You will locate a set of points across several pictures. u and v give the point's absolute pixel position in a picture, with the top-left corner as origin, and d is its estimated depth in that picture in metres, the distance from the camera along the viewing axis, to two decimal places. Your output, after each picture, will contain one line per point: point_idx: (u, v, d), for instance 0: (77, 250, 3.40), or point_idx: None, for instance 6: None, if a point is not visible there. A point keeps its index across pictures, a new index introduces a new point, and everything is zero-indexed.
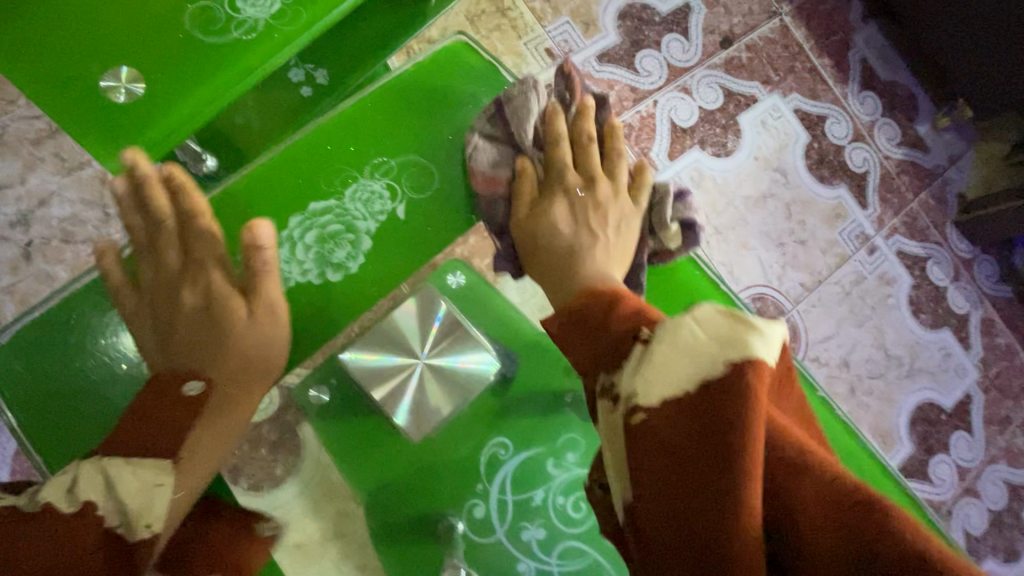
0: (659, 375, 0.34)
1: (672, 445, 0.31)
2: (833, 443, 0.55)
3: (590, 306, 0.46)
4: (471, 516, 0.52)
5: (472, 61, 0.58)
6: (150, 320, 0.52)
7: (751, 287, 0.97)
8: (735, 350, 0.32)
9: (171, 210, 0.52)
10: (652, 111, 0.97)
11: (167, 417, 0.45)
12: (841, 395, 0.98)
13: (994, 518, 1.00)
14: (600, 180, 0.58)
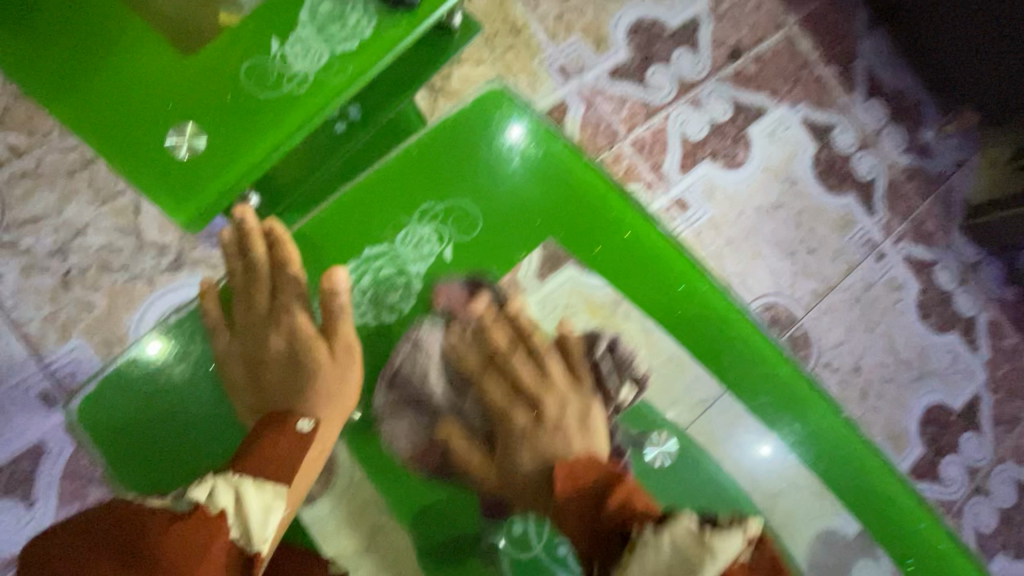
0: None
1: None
2: (844, 450, 0.60)
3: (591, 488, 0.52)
4: (511, 532, 0.55)
5: (508, 107, 0.60)
6: (242, 360, 0.57)
7: (763, 295, 0.99)
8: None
9: (266, 258, 0.57)
10: (664, 125, 1.00)
11: (277, 446, 0.51)
12: (853, 400, 1.00)
13: (1005, 516, 1.02)
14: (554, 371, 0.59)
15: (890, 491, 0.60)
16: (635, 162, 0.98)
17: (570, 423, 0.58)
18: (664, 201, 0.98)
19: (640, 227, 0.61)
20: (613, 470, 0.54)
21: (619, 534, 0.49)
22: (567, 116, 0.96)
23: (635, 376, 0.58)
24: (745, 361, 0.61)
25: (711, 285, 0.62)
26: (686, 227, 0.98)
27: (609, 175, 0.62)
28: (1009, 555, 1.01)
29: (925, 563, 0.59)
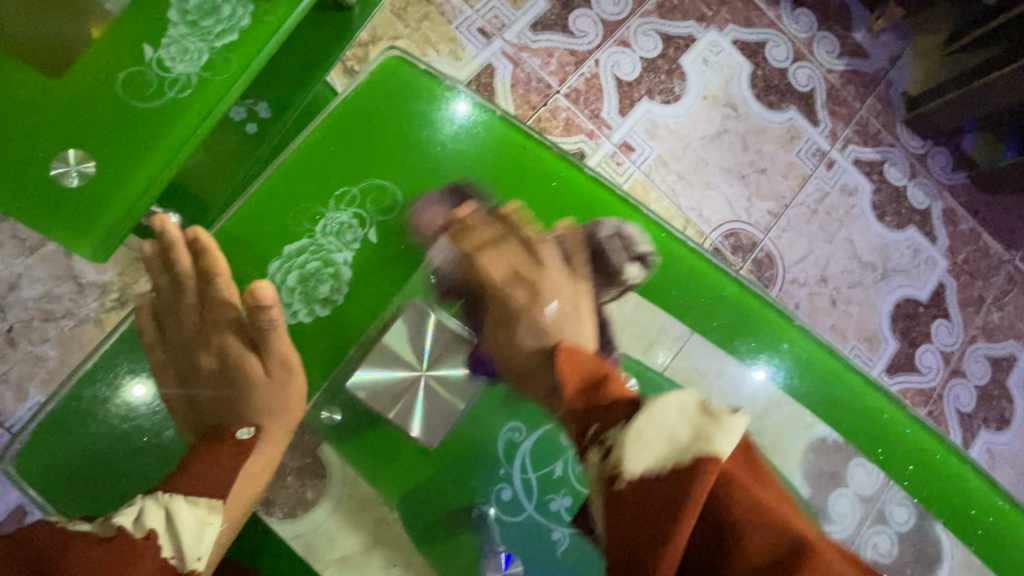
0: (642, 453, 0.43)
1: (646, 502, 0.42)
2: (808, 360, 0.62)
3: (578, 366, 0.52)
4: (499, 500, 0.57)
5: (411, 75, 0.60)
6: (173, 373, 0.57)
7: (721, 225, 1.00)
8: (701, 444, 0.42)
9: (192, 266, 0.56)
10: (595, 71, 0.98)
11: (223, 456, 0.53)
12: (824, 309, 1.02)
13: (983, 393, 1.06)
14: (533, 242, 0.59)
15: (850, 388, 0.62)
16: (573, 113, 0.96)
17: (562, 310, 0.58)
18: (609, 147, 0.97)
19: (564, 174, 0.61)
20: (600, 364, 0.52)
21: (618, 402, 0.48)
22: (496, 77, 0.94)
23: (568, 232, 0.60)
24: (691, 290, 0.61)
25: (649, 220, 0.61)
26: (635, 169, 0.97)
27: (528, 128, 0.62)
28: (991, 428, 1.06)
29: (892, 449, 0.61)
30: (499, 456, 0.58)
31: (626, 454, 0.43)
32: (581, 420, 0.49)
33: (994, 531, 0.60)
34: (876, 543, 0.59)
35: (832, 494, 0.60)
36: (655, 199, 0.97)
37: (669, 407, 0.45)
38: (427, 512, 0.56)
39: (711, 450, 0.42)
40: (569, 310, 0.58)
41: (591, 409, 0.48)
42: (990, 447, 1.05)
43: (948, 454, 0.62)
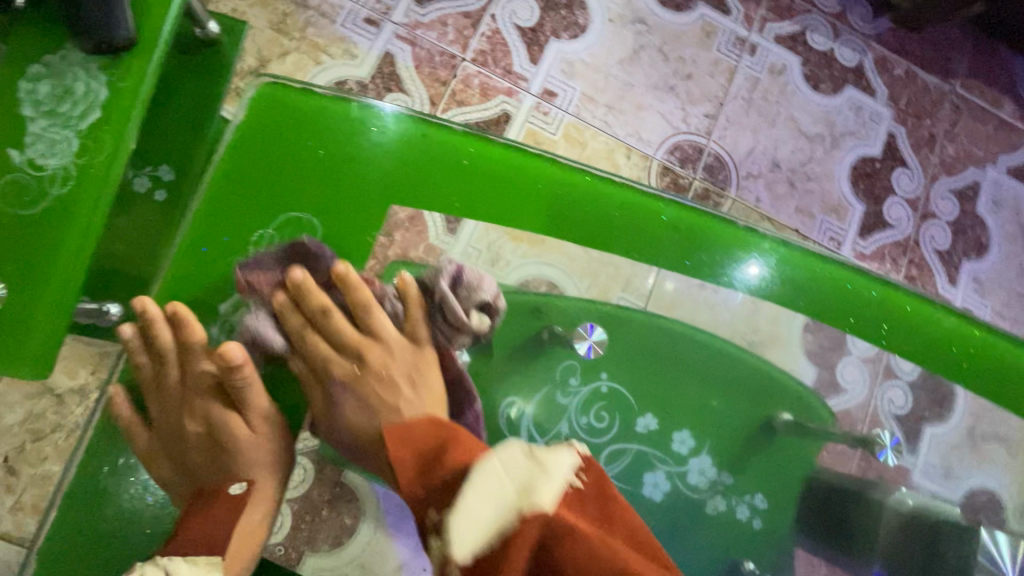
0: (472, 527, 0.44)
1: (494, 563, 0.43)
2: (766, 260, 0.62)
3: (421, 445, 0.53)
4: None
5: (286, 96, 0.56)
6: (164, 452, 0.55)
7: (664, 142, 0.98)
8: (523, 488, 0.45)
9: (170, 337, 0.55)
10: (494, 27, 0.95)
11: (219, 517, 0.52)
12: (785, 194, 1.02)
13: (956, 227, 1.08)
14: (370, 351, 0.60)
15: (817, 274, 0.62)
16: (485, 77, 0.93)
17: (400, 376, 0.59)
18: (532, 100, 0.94)
19: (477, 150, 0.59)
20: (428, 426, 0.54)
21: (441, 477, 0.49)
22: (397, 63, 0.91)
23: (483, 302, 0.55)
24: (639, 227, 0.60)
25: (588, 174, 0.60)
26: (564, 114, 0.95)
27: (425, 114, 0.60)
28: (973, 258, 1.08)
29: (873, 317, 0.62)
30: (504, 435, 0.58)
31: (454, 528, 0.44)
32: (432, 505, 0.48)
33: (1005, 378, 0.63)
34: (891, 397, 0.63)
35: (838, 365, 0.62)
36: (592, 136, 0.95)
37: (495, 464, 0.47)
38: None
39: (538, 502, 0.44)
40: (403, 379, 0.58)
41: (436, 494, 0.48)
42: (976, 276, 1.07)
43: (953, 317, 0.63)
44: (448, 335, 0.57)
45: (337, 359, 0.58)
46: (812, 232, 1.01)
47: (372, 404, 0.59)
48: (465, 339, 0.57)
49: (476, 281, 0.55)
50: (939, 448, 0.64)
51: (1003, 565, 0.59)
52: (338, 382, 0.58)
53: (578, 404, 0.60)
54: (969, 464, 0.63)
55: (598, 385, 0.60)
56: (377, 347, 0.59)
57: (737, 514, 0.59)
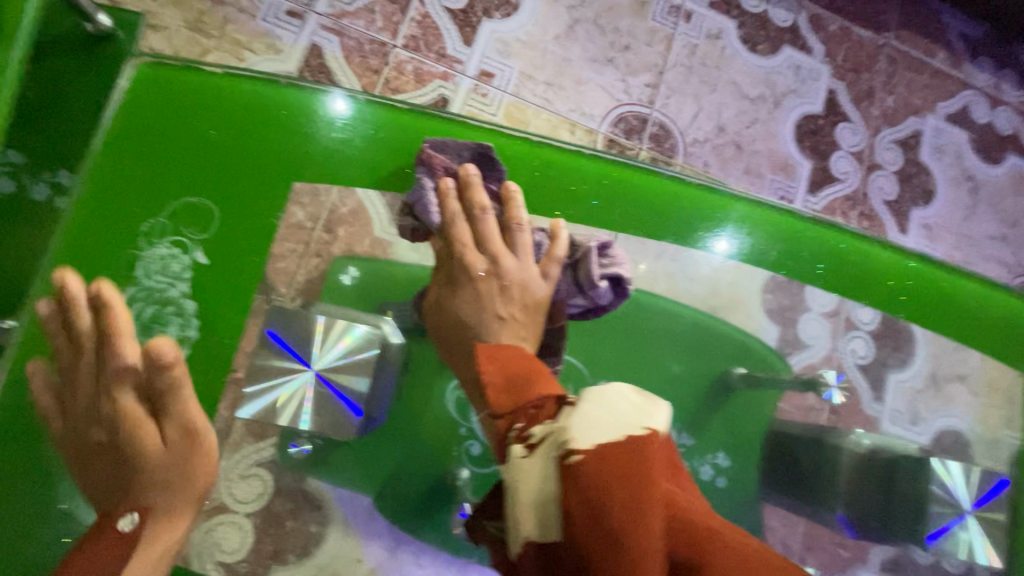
0: (594, 433, 0.41)
1: (609, 477, 0.38)
2: (686, 207, 0.62)
3: (519, 368, 0.51)
4: (471, 455, 0.59)
5: (164, 79, 0.58)
6: (77, 456, 0.54)
7: (607, 115, 0.97)
8: (647, 418, 0.42)
9: (91, 324, 0.54)
10: (424, 11, 0.92)
11: (113, 548, 0.51)
12: (732, 157, 1.02)
13: (902, 176, 1.09)
14: (502, 260, 0.58)
15: (739, 215, 0.62)
16: (419, 62, 0.91)
17: (517, 302, 0.58)
18: (469, 82, 0.92)
19: (365, 118, 0.61)
20: (529, 365, 0.52)
21: (549, 397, 0.47)
22: (325, 54, 0.88)
23: (614, 275, 0.58)
24: (557, 183, 0.61)
25: (489, 132, 0.61)
26: (503, 94, 0.93)
27: (312, 85, 0.61)
28: (921, 205, 1.09)
29: (799, 255, 0.63)
30: (453, 417, 0.59)
31: (567, 429, 0.41)
32: (524, 420, 0.46)
33: (952, 313, 0.64)
34: (853, 348, 0.63)
35: (800, 321, 0.62)
36: (533, 115, 0.94)
37: (610, 391, 0.44)
38: (402, 493, 0.59)
39: (655, 426, 0.42)
40: (517, 306, 0.57)
41: (524, 407, 0.47)
42: (925, 223, 1.09)
43: (889, 252, 0.64)
44: (571, 293, 0.59)
45: (474, 252, 0.59)
46: (763, 192, 1.01)
47: (482, 302, 0.58)
48: (579, 302, 0.59)
49: (618, 258, 0.59)
50: (903, 394, 0.63)
51: (958, 492, 0.58)
52: (467, 275, 0.59)
53: None
54: (936, 407, 0.63)
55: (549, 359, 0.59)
56: (513, 259, 0.59)
57: (702, 476, 0.58)
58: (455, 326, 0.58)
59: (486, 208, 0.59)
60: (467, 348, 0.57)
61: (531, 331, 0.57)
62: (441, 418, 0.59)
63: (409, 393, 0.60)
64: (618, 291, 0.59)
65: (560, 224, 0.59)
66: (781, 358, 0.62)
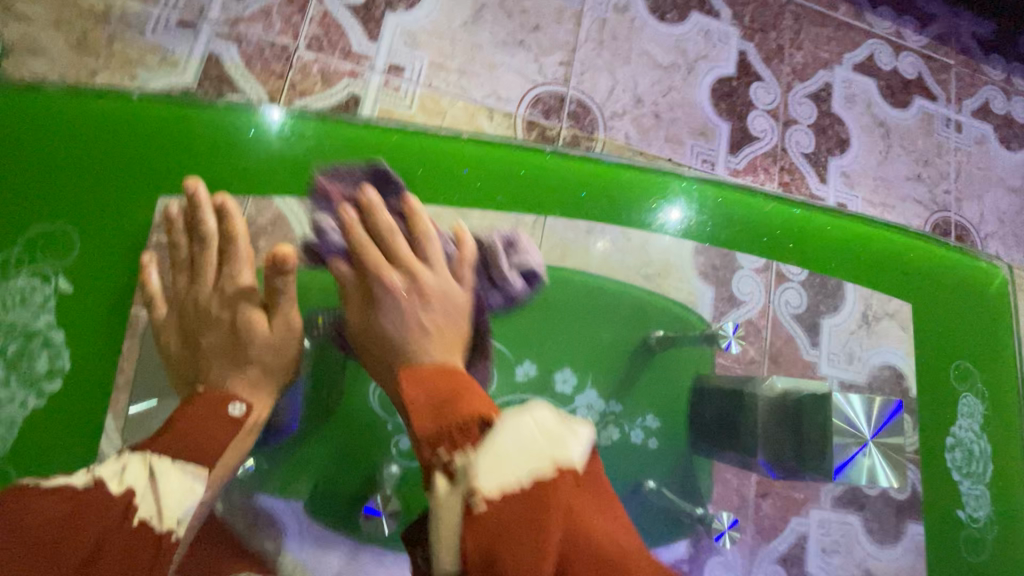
0: (504, 470, 0.44)
1: (513, 518, 0.42)
2: (572, 181, 0.64)
3: (440, 389, 0.52)
4: (399, 449, 0.61)
5: (23, 100, 0.61)
6: (205, 326, 0.62)
7: (524, 97, 0.97)
8: (557, 450, 0.46)
9: (213, 225, 0.62)
10: (324, 9, 0.90)
11: (204, 422, 0.55)
12: (652, 127, 1.03)
13: (817, 129, 1.13)
14: (415, 268, 0.59)
15: (629, 183, 0.65)
16: (324, 62, 0.89)
17: (438, 313, 0.58)
18: (379, 78, 0.91)
19: (230, 122, 0.62)
20: (451, 380, 0.53)
21: (468, 420, 0.48)
22: (224, 63, 0.85)
23: (525, 266, 0.59)
24: (453, 172, 0.63)
25: (368, 128, 0.63)
26: (415, 86, 0.92)
27: (180, 96, 0.64)
28: (837, 155, 1.13)
29: (690, 216, 0.65)
30: (378, 414, 0.61)
31: (484, 468, 0.44)
32: (446, 448, 0.47)
33: (871, 261, 0.66)
34: (786, 299, 0.65)
35: (732, 279, 0.65)
36: (449, 104, 0.93)
37: (523, 420, 0.48)
38: (332, 494, 0.59)
39: (562, 457, 0.46)
40: (439, 314, 0.58)
41: (447, 430, 0.48)
42: (843, 171, 1.13)
43: (777, 203, 0.66)
44: (488, 291, 0.60)
45: (389, 270, 0.59)
46: (684, 157, 1.04)
47: (405, 313, 0.58)
48: (496, 298, 0.60)
49: (524, 249, 0.60)
50: (839, 337, 0.65)
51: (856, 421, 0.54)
52: (386, 293, 0.59)
53: None
54: (870, 344, 0.65)
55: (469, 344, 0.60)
56: (428, 274, 0.59)
57: (633, 439, 0.60)
58: (383, 346, 0.58)
59: (390, 226, 0.59)
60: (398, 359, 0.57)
61: (456, 336, 0.58)
62: (365, 415, 0.61)
63: (328, 394, 0.62)
64: (530, 286, 0.60)
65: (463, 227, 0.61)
66: (709, 320, 0.64)
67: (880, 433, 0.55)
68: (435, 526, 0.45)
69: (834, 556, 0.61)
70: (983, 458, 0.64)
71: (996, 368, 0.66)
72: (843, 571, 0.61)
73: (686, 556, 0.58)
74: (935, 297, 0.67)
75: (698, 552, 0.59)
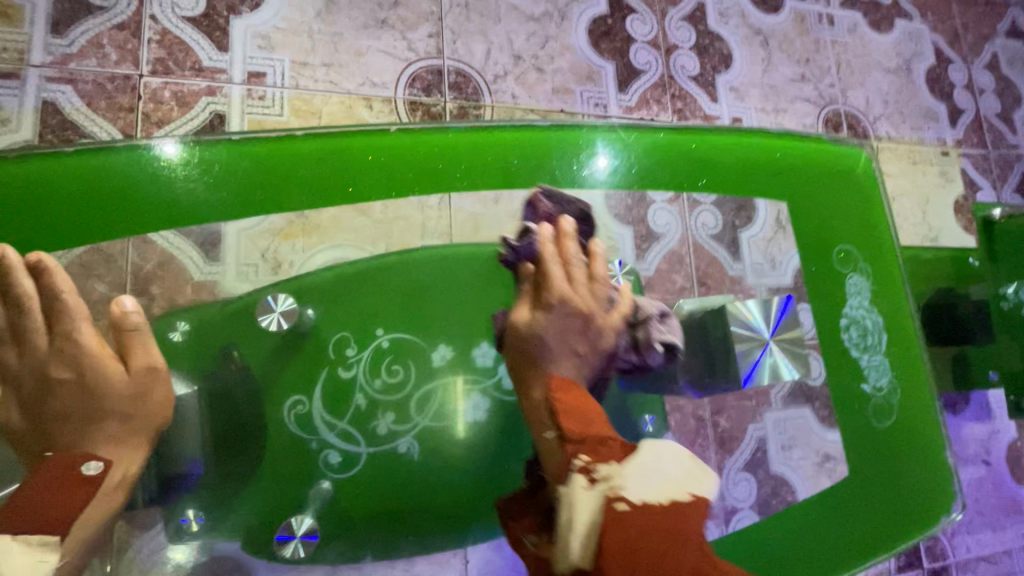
0: (638, 481, 0.50)
1: (645, 520, 0.48)
2: (490, 150, 0.61)
3: (595, 412, 0.56)
4: (330, 467, 0.56)
5: None
6: (32, 390, 0.51)
7: (400, 78, 0.94)
8: (687, 485, 0.53)
9: (31, 287, 0.51)
10: (160, 28, 0.84)
11: (56, 493, 0.49)
12: (537, 81, 1.02)
13: (699, 50, 1.14)
14: (590, 317, 0.58)
15: (548, 143, 0.62)
16: (175, 84, 0.83)
17: (584, 343, 0.58)
18: (240, 89, 0.85)
19: (84, 165, 0.53)
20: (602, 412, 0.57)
21: (616, 444, 0.54)
22: (63, 108, 0.79)
23: (667, 339, 0.58)
24: (351, 167, 0.58)
25: (255, 142, 0.57)
26: (281, 90, 0.87)
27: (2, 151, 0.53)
28: (723, 71, 1.15)
29: (619, 165, 0.64)
30: (297, 434, 0.56)
31: (625, 480, 0.50)
32: (592, 452, 0.52)
33: (780, 176, 0.67)
34: (704, 222, 0.66)
35: (649, 212, 0.64)
36: (322, 101, 0.89)
37: (662, 451, 0.55)
38: (265, 528, 0.54)
39: (696, 491, 0.53)
40: (585, 345, 0.58)
41: (594, 441, 0.53)
42: (732, 86, 1.15)
43: (700, 134, 0.66)
44: (627, 350, 0.59)
45: (556, 292, 0.57)
46: (576, 106, 1.03)
47: (559, 338, 0.57)
48: (632, 361, 0.59)
49: (674, 326, 0.59)
50: (758, 246, 0.66)
51: (756, 324, 0.61)
52: (558, 310, 0.57)
53: (364, 371, 0.58)
54: (788, 245, 0.66)
55: (378, 343, 0.58)
56: (592, 302, 0.58)
57: None
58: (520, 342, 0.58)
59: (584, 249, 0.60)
60: (540, 367, 0.58)
61: (578, 381, 0.58)
62: (282, 440, 0.56)
63: (229, 420, 0.56)
64: (638, 318, 0.59)
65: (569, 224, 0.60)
66: (631, 262, 0.64)
67: (777, 331, 0.63)
68: (559, 508, 0.50)
69: (793, 450, 0.63)
70: (876, 330, 0.66)
71: (881, 259, 0.68)
72: (805, 463, 0.63)
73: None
74: (839, 203, 0.68)
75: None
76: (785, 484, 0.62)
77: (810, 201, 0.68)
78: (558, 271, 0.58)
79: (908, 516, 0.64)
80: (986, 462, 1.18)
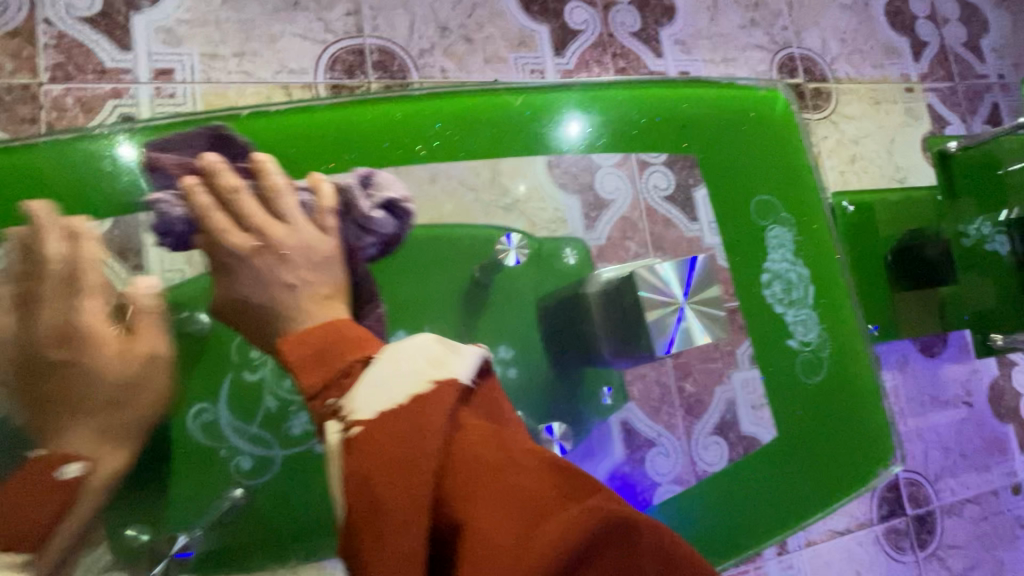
0: (372, 396, 0.39)
1: (389, 439, 0.37)
2: (408, 122, 0.58)
3: (317, 339, 0.45)
4: (240, 473, 0.54)
5: None
6: None
7: (320, 63, 0.90)
8: (441, 371, 0.41)
9: None
10: (56, 32, 0.80)
11: None
12: (466, 53, 0.97)
13: (638, 4, 1.09)
14: (268, 226, 0.52)
15: (472, 106, 0.59)
16: (77, 90, 0.79)
17: (307, 259, 0.52)
18: (147, 89, 0.82)
19: None
20: (324, 328, 0.46)
21: (351, 362, 0.43)
22: None
23: (386, 200, 0.56)
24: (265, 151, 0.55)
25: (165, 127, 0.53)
26: (191, 86, 0.83)
27: None
28: (666, 24, 1.10)
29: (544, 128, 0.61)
30: (203, 443, 0.54)
31: (354, 404, 0.40)
32: (333, 390, 0.42)
33: (717, 125, 0.64)
34: (654, 183, 0.62)
35: (596, 177, 0.61)
36: (238, 94, 0.85)
37: (405, 346, 0.43)
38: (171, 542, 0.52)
39: (444, 375, 0.40)
40: (306, 265, 0.51)
41: (334, 382, 0.43)
42: (676, 38, 1.10)
43: (628, 89, 0.62)
44: (359, 236, 0.55)
45: (237, 233, 0.51)
46: (511, 75, 0.99)
47: (264, 278, 0.51)
48: (370, 242, 0.56)
49: (383, 182, 0.56)
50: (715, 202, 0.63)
51: (667, 289, 0.56)
52: (238, 260, 0.52)
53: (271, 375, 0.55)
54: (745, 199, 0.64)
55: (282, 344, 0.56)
56: (280, 223, 0.52)
57: None
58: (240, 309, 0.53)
59: (234, 181, 0.52)
60: (270, 323, 0.51)
61: (335, 285, 0.52)
62: (184, 450, 0.53)
63: None
64: (562, 291, 0.61)
65: (206, 162, 0.52)
66: (579, 233, 0.62)
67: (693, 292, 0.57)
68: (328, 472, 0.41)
69: (765, 409, 0.61)
70: (802, 283, 0.63)
71: (805, 206, 0.65)
72: (781, 417, 0.61)
73: (624, 460, 0.58)
74: (761, 148, 0.64)
75: (635, 450, 0.58)
76: (757, 443, 0.61)
77: (737, 151, 0.64)
78: (222, 218, 0.51)
79: (849, 479, 0.61)
80: (967, 403, 1.15)
